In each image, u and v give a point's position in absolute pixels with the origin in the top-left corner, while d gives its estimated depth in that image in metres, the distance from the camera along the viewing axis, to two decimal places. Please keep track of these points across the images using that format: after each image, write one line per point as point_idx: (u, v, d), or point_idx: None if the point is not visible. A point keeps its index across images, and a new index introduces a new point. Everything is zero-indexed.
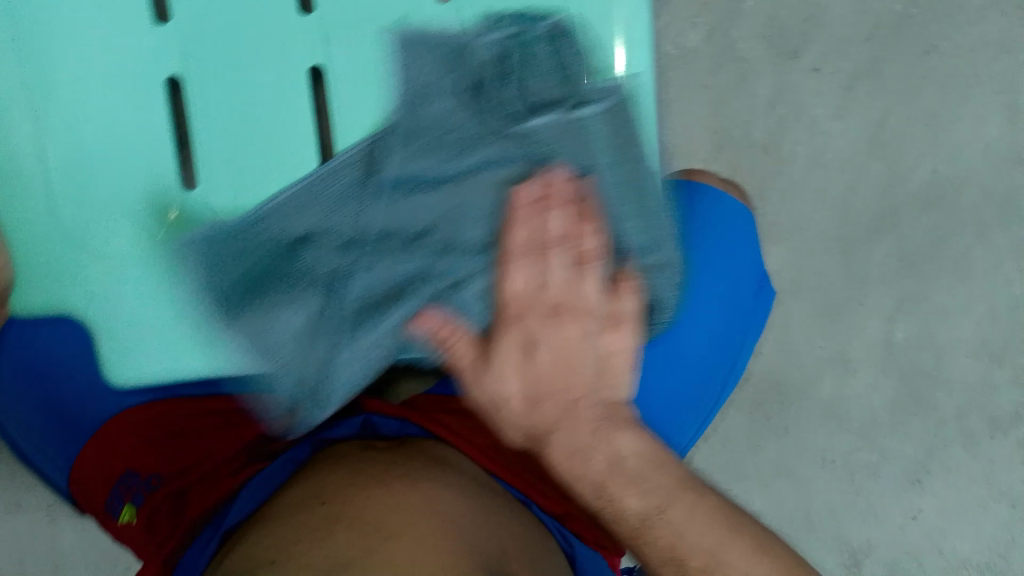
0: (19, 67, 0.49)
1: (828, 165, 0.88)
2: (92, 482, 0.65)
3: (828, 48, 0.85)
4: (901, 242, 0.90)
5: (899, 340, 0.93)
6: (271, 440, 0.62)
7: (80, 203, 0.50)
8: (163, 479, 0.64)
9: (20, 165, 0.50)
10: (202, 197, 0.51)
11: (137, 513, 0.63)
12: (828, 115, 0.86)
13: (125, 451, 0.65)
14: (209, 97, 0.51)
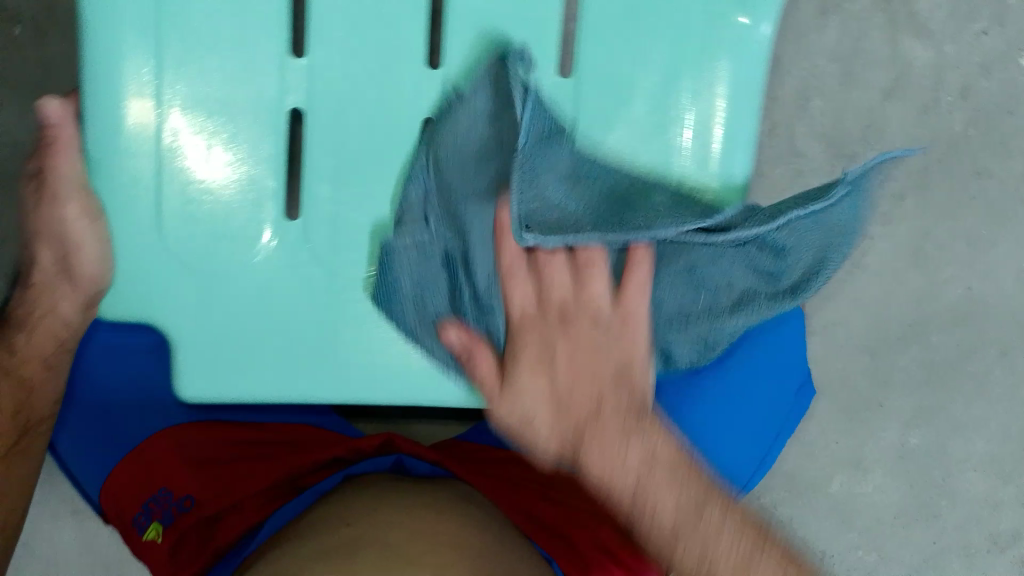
0: (153, 75, 0.46)
1: (867, 269, 0.90)
2: (122, 495, 0.64)
3: (883, 159, 0.87)
4: (927, 352, 0.92)
5: (912, 447, 0.94)
6: (306, 470, 0.64)
7: (187, 221, 0.48)
8: (196, 502, 0.63)
9: (133, 174, 0.47)
10: (301, 233, 0.49)
11: (165, 533, 0.62)
12: (873, 220, 0.89)
13: (160, 468, 0.64)
14: (330, 134, 0.49)
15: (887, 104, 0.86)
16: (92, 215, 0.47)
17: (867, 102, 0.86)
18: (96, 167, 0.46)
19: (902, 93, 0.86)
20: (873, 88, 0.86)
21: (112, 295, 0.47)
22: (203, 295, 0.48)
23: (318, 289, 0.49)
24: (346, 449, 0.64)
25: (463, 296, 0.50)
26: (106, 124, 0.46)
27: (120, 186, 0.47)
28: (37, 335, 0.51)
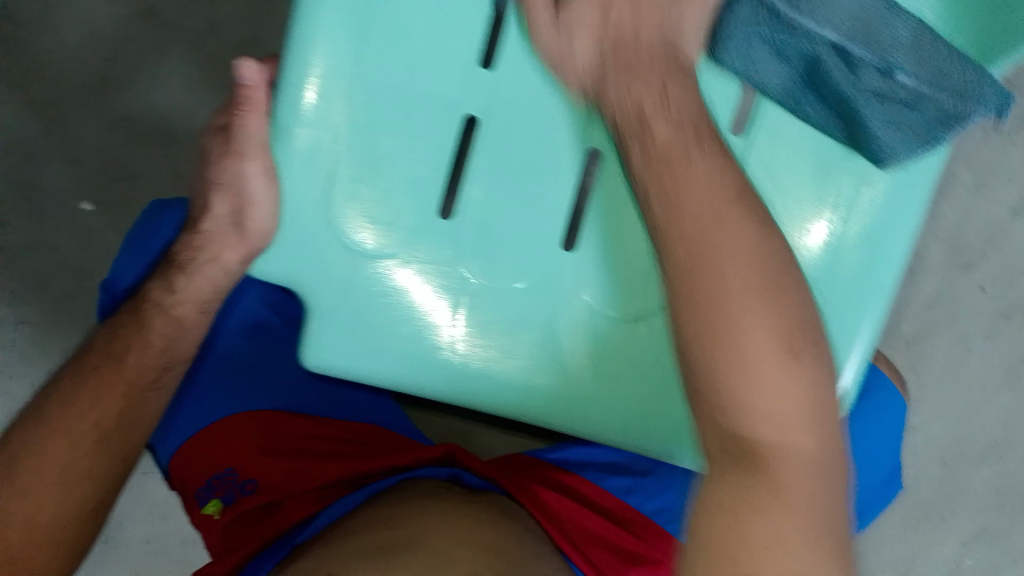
0: (348, 59, 0.48)
1: (959, 378, 0.88)
2: (191, 465, 0.63)
3: (1000, 274, 0.86)
4: (1003, 475, 0.90)
5: (966, 567, 0.91)
6: (370, 473, 0.61)
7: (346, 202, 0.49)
8: (260, 487, 0.61)
9: (310, 147, 0.49)
10: (449, 234, 0.50)
11: (223, 511, 0.61)
12: (976, 332, 0.87)
13: (231, 443, 0.63)
14: (498, 147, 0.50)
15: (1015, 221, 0.85)
16: (271, 180, 0.49)
17: (995, 215, 0.85)
18: (279, 131, 0.48)
19: None
20: (1004, 203, 0.85)
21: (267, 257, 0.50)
22: (346, 274, 0.50)
23: (454, 288, 0.50)
24: (413, 458, 0.61)
25: (587, 323, 0.51)
26: (296, 95, 0.48)
27: (298, 157, 0.49)
28: (193, 281, 0.52)
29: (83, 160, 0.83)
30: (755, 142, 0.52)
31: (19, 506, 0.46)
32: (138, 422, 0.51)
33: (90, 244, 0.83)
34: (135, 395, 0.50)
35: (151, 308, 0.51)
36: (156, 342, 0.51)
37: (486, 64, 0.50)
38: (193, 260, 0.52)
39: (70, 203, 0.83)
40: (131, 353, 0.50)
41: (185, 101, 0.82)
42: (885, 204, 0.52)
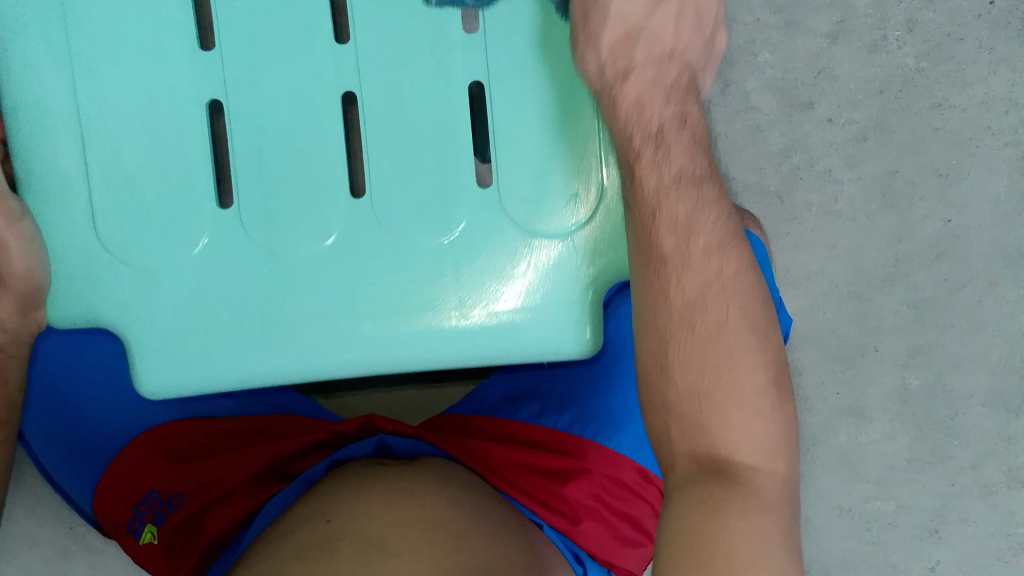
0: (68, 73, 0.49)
1: (839, 214, 0.90)
2: (115, 503, 0.65)
3: (839, 101, 0.88)
4: (914, 290, 0.92)
5: (913, 389, 0.94)
6: (291, 456, 0.65)
7: (122, 212, 0.50)
8: (185, 498, 0.63)
9: (67, 179, 0.50)
10: (233, 218, 0.50)
11: (159, 532, 0.63)
12: (840, 163, 0.89)
13: (145, 468, 0.64)
14: (248, 116, 0.50)
15: (834, 47, 0.87)
16: (16, 218, 0.48)
17: (813, 46, 0.87)
18: (22, 156, 0.49)
19: (848, 32, 0.87)
20: (818, 33, 0.86)
21: (62, 304, 0.50)
22: (144, 287, 0.50)
23: (269, 273, 0.50)
24: (329, 432, 0.65)
25: (421, 254, 0.51)
26: (35, 133, 0.49)
27: (53, 181, 0.50)
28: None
29: None
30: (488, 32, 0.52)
31: None
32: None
33: None
34: None
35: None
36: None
37: (207, 49, 0.50)
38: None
39: None
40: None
41: None
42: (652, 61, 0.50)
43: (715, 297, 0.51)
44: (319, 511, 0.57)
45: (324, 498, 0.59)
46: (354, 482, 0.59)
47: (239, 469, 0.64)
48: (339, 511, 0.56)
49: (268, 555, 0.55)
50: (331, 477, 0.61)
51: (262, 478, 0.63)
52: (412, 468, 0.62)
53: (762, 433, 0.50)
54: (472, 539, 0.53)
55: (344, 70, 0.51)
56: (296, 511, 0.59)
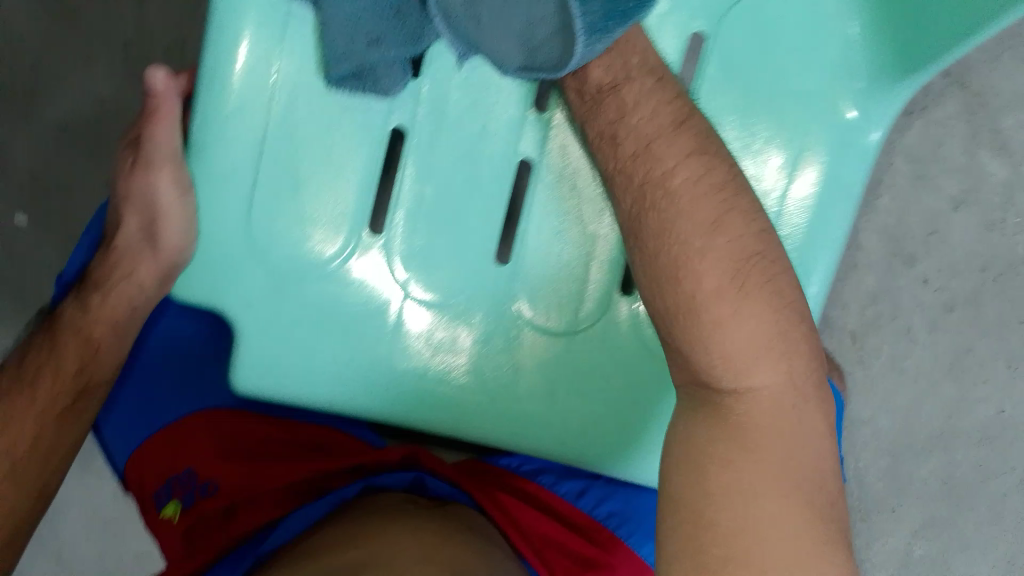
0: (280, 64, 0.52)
1: (904, 371, 0.90)
2: (146, 472, 0.64)
3: (940, 265, 0.88)
4: (949, 466, 0.91)
5: (916, 556, 0.93)
6: (328, 473, 0.63)
7: (267, 208, 0.53)
8: (218, 488, 0.63)
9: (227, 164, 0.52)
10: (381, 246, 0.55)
11: (182, 513, 0.62)
12: (919, 324, 0.89)
13: (186, 449, 0.65)
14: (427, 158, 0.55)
15: (954, 213, 0.87)
16: (183, 189, 0.52)
17: (935, 205, 0.87)
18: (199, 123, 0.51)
19: (971, 202, 0.87)
20: (943, 195, 0.87)
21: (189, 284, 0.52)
22: (276, 292, 0.53)
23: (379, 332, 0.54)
24: (371, 458, 0.64)
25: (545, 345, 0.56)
26: (214, 112, 0.51)
27: (212, 167, 0.52)
28: (106, 301, 0.54)
29: (11, 168, 0.82)
30: None
31: None
32: (40, 462, 0.53)
33: (25, 257, 0.83)
34: (48, 420, 0.53)
35: (65, 330, 0.54)
36: (70, 364, 0.54)
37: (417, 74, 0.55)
38: (106, 278, 0.54)
39: (4, 217, 0.82)
40: (43, 377, 0.53)
41: (121, 110, 0.81)
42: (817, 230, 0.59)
43: (774, 392, 0.47)
44: (349, 534, 0.56)
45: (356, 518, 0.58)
46: (385, 510, 0.59)
47: (278, 475, 0.63)
48: (371, 539, 0.55)
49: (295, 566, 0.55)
50: (364, 502, 0.60)
51: (296, 490, 0.63)
52: (441, 510, 0.61)
53: (755, 322, 0.46)
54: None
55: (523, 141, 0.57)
56: (328, 527, 0.58)
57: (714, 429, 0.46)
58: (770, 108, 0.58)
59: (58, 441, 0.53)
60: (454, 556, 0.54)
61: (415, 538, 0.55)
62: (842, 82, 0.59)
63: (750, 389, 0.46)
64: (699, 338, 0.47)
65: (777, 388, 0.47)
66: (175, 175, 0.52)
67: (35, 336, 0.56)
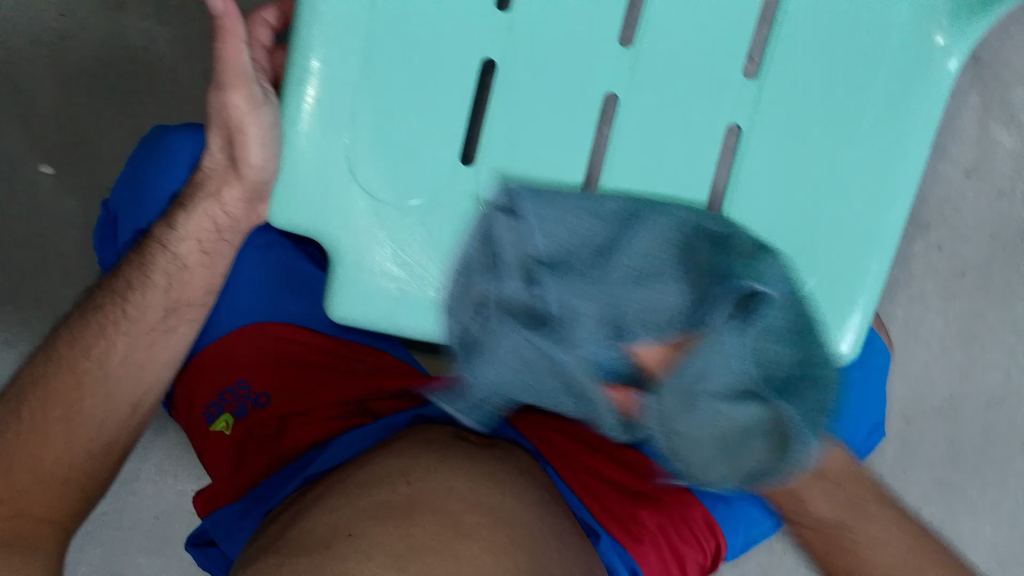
0: None
1: (917, 336, 0.93)
2: (200, 385, 0.67)
3: (954, 233, 0.91)
4: (957, 429, 0.94)
5: (925, 519, 0.97)
6: (377, 395, 0.65)
7: (365, 147, 0.52)
8: (271, 400, 0.65)
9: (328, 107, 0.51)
10: (469, 180, 0.53)
11: (235, 425, 0.65)
12: (932, 291, 0.92)
13: (243, 362, 0.67)
14: (515, 92, 0.53)
15: (967, 182, 0.90)
16: (258, 103, 0.51)
17: (949, 176, 0.90)
18: (295, 82, 0.50)
19: (982, 172, 0.89)
20: (957, 165, 0.90)
21: (287, 198, 0.52)
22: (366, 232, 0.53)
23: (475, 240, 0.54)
24: (421, 384, 0.65)
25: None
26: (300, 68, 0.50)
27: (318, 114, 0.51)
28: (193, 219, 0.54)
29: (38, 119, 0.79)
30: (765, 85, 0.53)
31: (22, 443, 0.51)
32: (135, 376, 0.55)
33: (48, 209, 0.80)
34: (141, 338, 0.55)
35: (157, 244, 0.55)
36: (159, 280, 0.55)
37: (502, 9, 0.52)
38: (195, 197, 0.54)
39: (28, 168, 0.80)
40: (136, 293, 0.54)
41: (143, 55, 0.78)
42: (888, 182, 0.53)
43: None
44: (395, 471, 0.56)
45: (398, 453, 0.58)
46: (432, 446, 0.59)
47: (331, 392, 0.65)
48: (423, 480, 0.55)
49: (334, 505, 0.55)
50: (415, 428, 0.61)
51: (346, 406, 0.65)
52: (488, 444, 0.62)
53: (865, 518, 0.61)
54: (536, 540, 0.54)
55: (618, 75, 0.53)
56: (375, 460, 0.58)
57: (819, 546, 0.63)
58: (859, 44, 0.52)
59: (152, 355, 0.55)
60: (504, 508, 0.55)
61: (468, 487, 0.55)
62: (931, 16, 0.52)
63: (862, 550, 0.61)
64: (649, 514, 0.63)
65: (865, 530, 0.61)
66: (247, 91, 0.50)
67: (127, 258, 0.57)
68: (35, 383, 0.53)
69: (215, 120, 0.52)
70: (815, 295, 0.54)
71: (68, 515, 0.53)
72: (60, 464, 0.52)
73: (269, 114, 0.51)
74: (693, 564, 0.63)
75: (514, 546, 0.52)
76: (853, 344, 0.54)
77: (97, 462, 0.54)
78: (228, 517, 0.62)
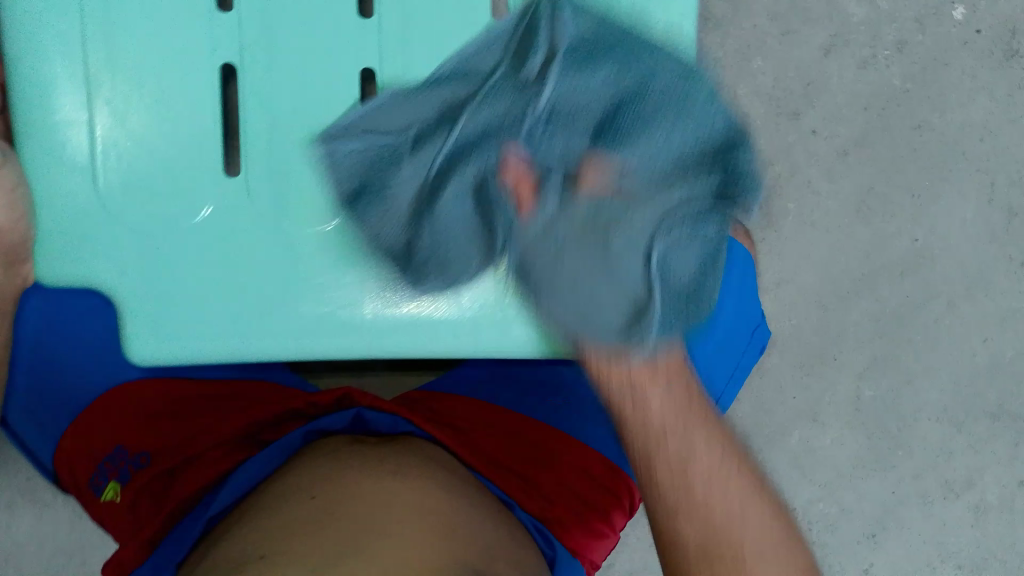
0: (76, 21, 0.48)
1: (814, 224, 0.92)
2: (79, 457, 0.64)
3: (826, 114, 0.89)
4: (877, 305, 0.94)
5: (867, 399, 0.97)
6: (258, 427, 0.62)
7: (125, 177, 0.49)
8: (153, 457, 0.62)
9: (68, 154, 0.48)
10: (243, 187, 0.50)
11: (122, 490, 0.61)
12: (819, 176, 0.91)
13: (117, 423, 0.64)
14: (266, 85, 0.50)
15: (826, 59, 0.88)
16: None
17: (807, 57, 0.88)
18: (28, 140, 0.48)
19: (840, 47, 0.88)
20: (812, 44, 0.88)
21: (53, 252, 0.49)
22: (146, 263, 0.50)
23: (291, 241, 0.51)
24: (303, 403, 0.62)
25: None
26: (34, 106, 0.48)
27: (71, 157, 0.48)
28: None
29: None
30: None
31: None
32: None
33: None
34: None
35: None
36: None
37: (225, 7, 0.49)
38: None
39: None
40: None
41: None
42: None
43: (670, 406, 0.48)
44: (298, 491, 0.53)
45: (305, 471, 0.55)
46: (337, 458, 0.56)
47: (217, 430, 0.62)
48: (332, 487, 0.52)
49: (241, 537, 0.51)
50: (307, 449, 0.58)
51: (237, 442, 0.61)
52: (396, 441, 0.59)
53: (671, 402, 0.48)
54: (458, 521, 0.51)
55: (362, 45, 0.50)
56: (282, 483, 0.55)
57: (665, 503, 0.48)
58: None
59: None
60: (421, 494, 0.52)
61: (380, 481, 0.53)
62: None
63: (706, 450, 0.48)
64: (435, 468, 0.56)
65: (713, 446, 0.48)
66: None
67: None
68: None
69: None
70: None
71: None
72: None
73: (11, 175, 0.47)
74: (618, 515, 0.62)
75: (436, 525, 0.49)
76: None
77: None
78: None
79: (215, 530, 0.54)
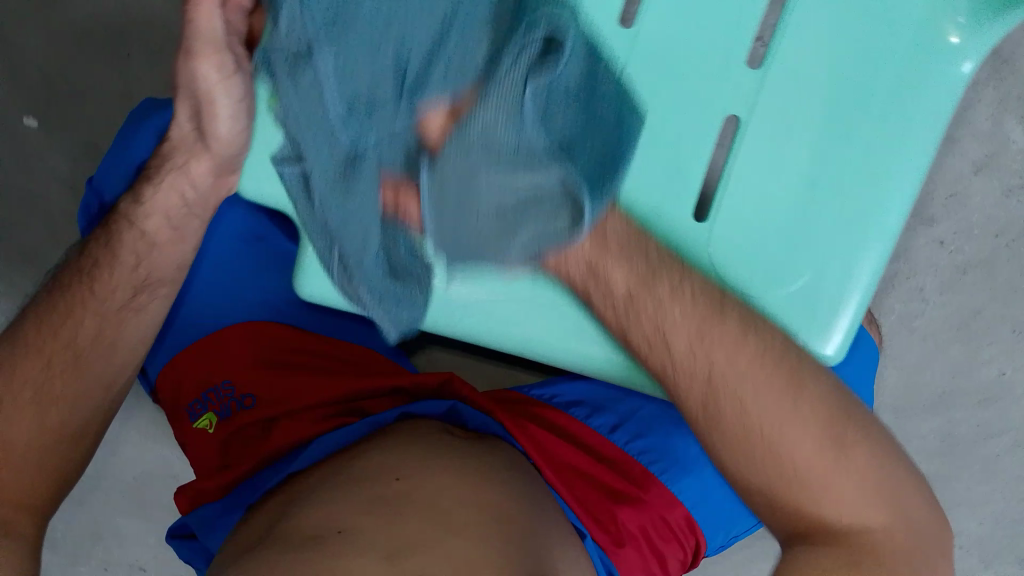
0: None
1: (914, 330, 0.92)
2: (185, 379, 0.65)
3: (958, 229, 0.88)
4: (948, 423, 0.94)
5: None
6: (366, 393, 0.63)
7: None
8: (257, 402, 0.63)
9: None
10: None
11: (218, 426, 0.63)
12: (933, 286, 0.90)
13: (230, 355, 0.65)
14: None
15: (976, 176, 0.86)
16: (227, 73, 0.50)
17: (957, 170, 0.86)
18: None
19: (993, 167, 0.85)
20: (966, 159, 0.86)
21: (258, 175, 0.55)
22: None
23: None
24: (410, 382, 0.63)
25: None
26: None
27: None
28: (159, 192, 0.54)
29: (23, 70, 0.78)
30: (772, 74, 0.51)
31: (12, 425, 0.51)
32: (107, 356, 0.54)
33: (34, 166, 0.80)
34: (109, 318, 0.54)
35: (122, 221, 0.55)
36: (127, 258, 0.55)
37: None
38: (162, 169, 0.55)
39: (13, 117, 0.79)
40: (105, 271, 0.54)
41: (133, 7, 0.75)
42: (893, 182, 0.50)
43: (743, 362, 0.47)
44: (383, 462, 0.53)
45: (394, 441, 0.55)
46: (426, 441, 0.55)
47: (319, 390, 0.62)
48: (415, 470, 0.52)
49: (319, 502, 0.51)
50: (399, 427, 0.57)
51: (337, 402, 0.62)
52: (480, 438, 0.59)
53: (634, 246, 0.49)
54: (531, 536, 0.50)
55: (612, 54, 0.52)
56: (368, 447, 0.55)
57: (722, 432, 0.48)
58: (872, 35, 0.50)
59: (119, 337, 0.55)
60: (497, 501, 0.51)
61: (463, 481, 0.52)
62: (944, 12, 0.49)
63: (762, 416, 0.47)
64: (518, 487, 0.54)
65: (814, 433, 0.46)
66: (218, 60, 0.49)
67: (92, 234, 0.56)
68: (2, 362, 0.52)
69: (184, 92, 0.51)
70: (803, 293, 0.52)
71: (37, 500, 0.51)
72: (33, 451, 0.51)
73: (240, 86, 0.51)
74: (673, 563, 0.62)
75: (510, 542, 0.48)
76: (840, 346, 0.52)
77: (71, 446, 0.53)
78: (209, 514, 0.59)
79: (296, 482, 0.55)
